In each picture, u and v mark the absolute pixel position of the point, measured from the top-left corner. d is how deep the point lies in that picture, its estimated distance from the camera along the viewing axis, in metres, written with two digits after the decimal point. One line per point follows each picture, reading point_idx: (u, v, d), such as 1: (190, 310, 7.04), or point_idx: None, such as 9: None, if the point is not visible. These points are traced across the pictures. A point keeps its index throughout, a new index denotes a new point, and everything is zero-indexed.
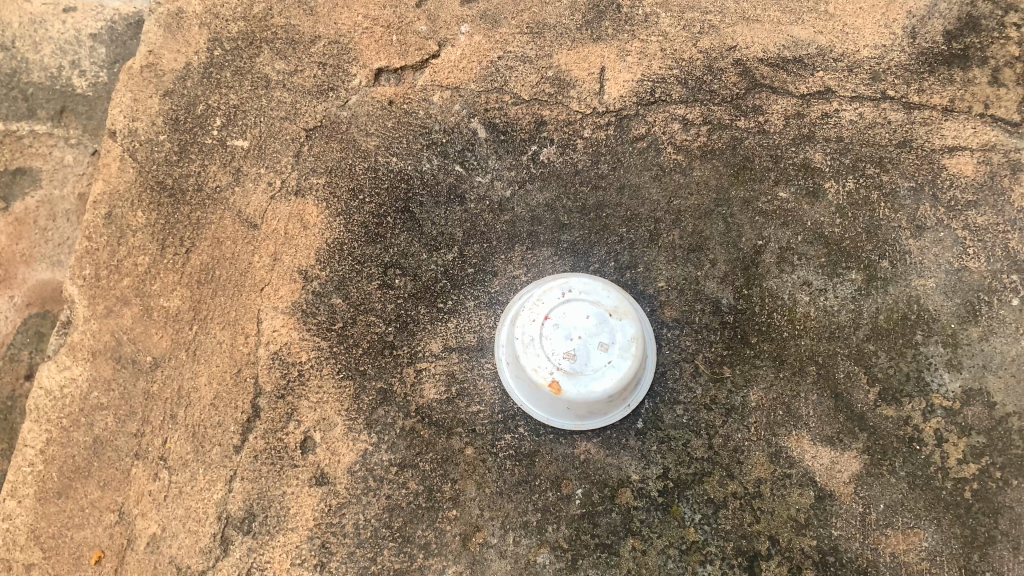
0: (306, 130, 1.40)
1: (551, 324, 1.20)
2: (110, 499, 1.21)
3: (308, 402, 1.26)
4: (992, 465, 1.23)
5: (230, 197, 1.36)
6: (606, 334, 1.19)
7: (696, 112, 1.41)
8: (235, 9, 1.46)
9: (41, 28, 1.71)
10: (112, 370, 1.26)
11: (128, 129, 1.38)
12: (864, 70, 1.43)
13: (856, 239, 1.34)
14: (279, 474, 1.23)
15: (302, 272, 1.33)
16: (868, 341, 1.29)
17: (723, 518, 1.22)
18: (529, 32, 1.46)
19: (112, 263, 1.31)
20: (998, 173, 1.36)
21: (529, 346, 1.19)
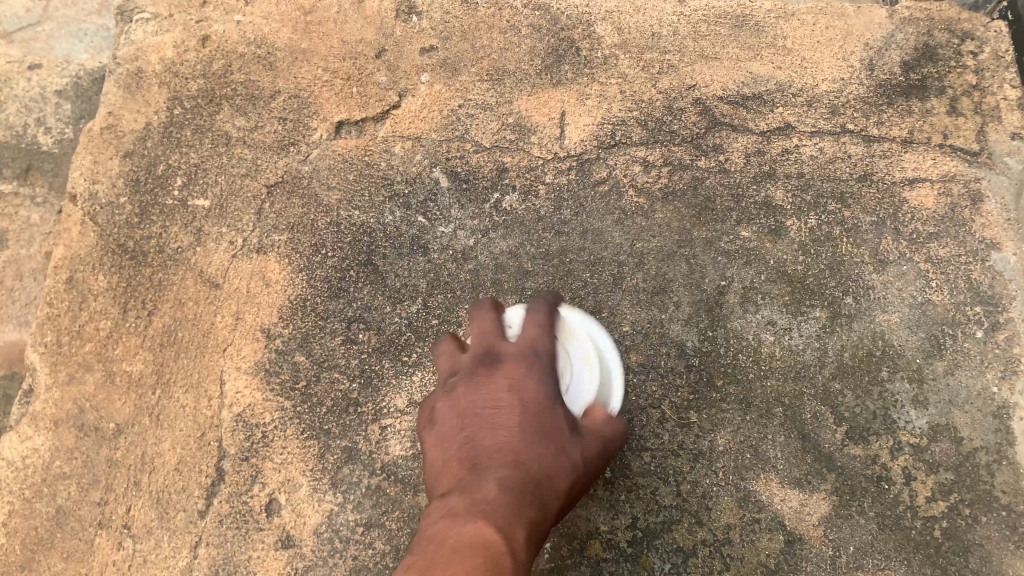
0: (267, 186, 1.41)
1: None
2: (74, 571, 1.20)
3: (272, 463, 1.24)
4: (961, 502, 1.21)
5: (192, 257, 1.36)
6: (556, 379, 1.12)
7: (656, 154, 1.41)
8: (194, 67, 1.49)
9: (7, 87, 1.77)
10: (75, 439, 1.26)
11: (89, 191, 1.41)
12: (823, 104, 1.44)
13: (819, 276, 1.33)
14: (244, 538, 1.21)
15: (266, 331, 1.32)
16: (834, 380, 1.28)
17: (693, 566, 1.20)
18: (488, 79, 1.47)
19: (75, 328, 1.32)
20: (959, 204, 1.37)
21: None
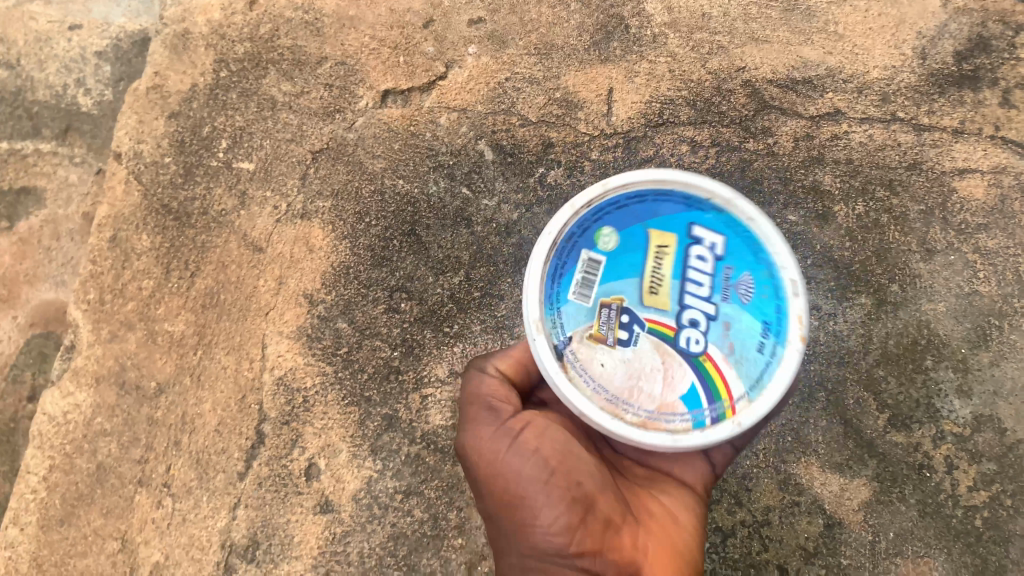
0: (312, 152, 1.40)
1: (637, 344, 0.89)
2: (113, 527, 1.24)
3: (313, 428, 1.26)
4: (1003, 493, 1.21)
5: (236, 220, 1.37)
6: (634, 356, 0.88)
7: (704, 134, 1.39)
8: (242, 30, 1.48)
9: (47, 47, 1.67)
10: (116, 396, 1.29)
11: (134, 151, 1.42)
12: (874, 91, 1.41)
13: (865, 262, 1.32)
14: (283, 501, 1.23)
15: (308, 296, 1.33)
16: (878, 366, 1.27)
17: (731, 546, 1.21)
18: (536, 53, 1.46)
19: (117, 287, 1.35)
20: (1009, 196, 1.34)
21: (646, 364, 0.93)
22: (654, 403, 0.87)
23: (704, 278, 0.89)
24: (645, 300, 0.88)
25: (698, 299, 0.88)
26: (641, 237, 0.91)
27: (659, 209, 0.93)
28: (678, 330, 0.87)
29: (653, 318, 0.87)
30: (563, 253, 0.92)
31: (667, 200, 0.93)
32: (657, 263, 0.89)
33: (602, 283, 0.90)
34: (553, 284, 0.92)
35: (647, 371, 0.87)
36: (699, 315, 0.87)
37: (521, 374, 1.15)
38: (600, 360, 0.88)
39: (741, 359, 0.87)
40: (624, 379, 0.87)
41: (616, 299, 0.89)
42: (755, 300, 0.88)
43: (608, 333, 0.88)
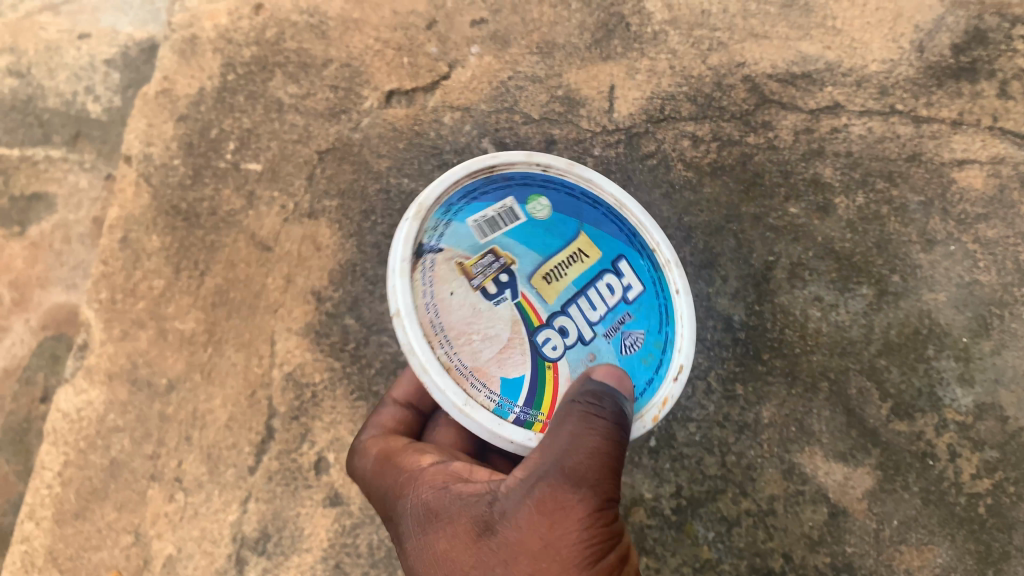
0: (319, 153, 1.43)
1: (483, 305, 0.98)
2: (127, 521, 1.28)
3: (322, 422, 1.31)
4: (1006, 480, 1.22)
5: (244, 220, 1.39)
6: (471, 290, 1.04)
7: (705, 129, 1.41)
8: (248, 35, 1.49)
9: (56, 56, 1.68)
10: (128, 393, 1.32)
11: (144, 154, 1.44)
12: (872, 85, 1.41)
13: (867, 253, 1.33)
14: (293, 495, 1.29)
15: (316, 293, 1.36)
16: (880, 356, 1.28)
17: (736, 535, 1.23)
18: (538, 52, 1.47)
19: (129, 286, 1.36)
20: (1008, 186, 1.35)
21: None
22: (489, 360, 0.96)
23: (597, 304, 1.03)
24: (554, 284, 1.01)
25: (591, 318, 1.02)
26: (601, 238, 1.07)
27: (623, 244, 1.09)
28: (546, 326, 0.99)
29: (528, 298, 0.99)
30: (478, 195, 1.04)
31: (631, 247, 1.09)
32: (592, 277, 1.04)
33: (502, 235, 1.01)
34: (463, 199, 1.03)
35: (496, 336, 0.97)
36: (579, 329, 1.01)
37: (563, 476, 0.85)
38: (452, 287, 0.97)
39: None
40: (461, 321, 0.96)
41: (500, 252, 1.00)
42: (631, 361, 1.03)
43: (490, 272, 0.99)
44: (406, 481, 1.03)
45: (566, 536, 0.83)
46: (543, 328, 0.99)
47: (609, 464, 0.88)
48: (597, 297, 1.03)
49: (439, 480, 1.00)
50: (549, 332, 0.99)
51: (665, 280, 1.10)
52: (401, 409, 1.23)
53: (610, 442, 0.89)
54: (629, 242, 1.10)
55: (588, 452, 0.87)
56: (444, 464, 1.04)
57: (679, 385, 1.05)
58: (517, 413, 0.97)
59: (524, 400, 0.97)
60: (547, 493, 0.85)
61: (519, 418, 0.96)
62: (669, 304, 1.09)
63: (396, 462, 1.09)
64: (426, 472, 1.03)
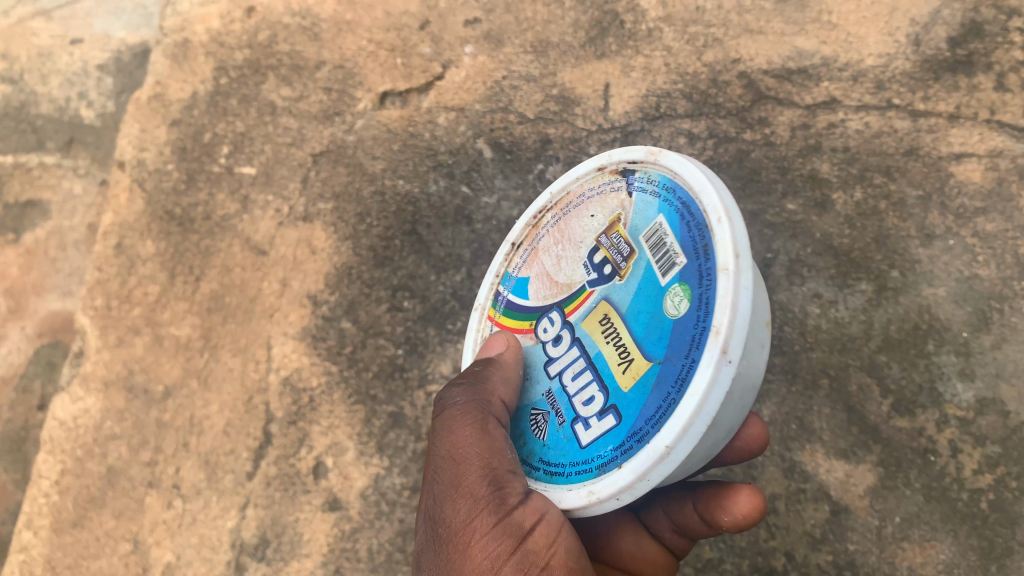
0: (313, 155, 1.44)
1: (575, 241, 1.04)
2: (125, 529, 1.29)
3: (320, 427, 1.30)
4: (1008, 475, 1.18)
5: (239, 224, 1.41)
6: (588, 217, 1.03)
7: (701, 126, 1.40)
8: (240, 38, 1.52)
9: (49, 61, 1.68)
10: (125, 400, 1.34)
11: (136, 159, 1.48)
12: (869, 79, 1.38)
13: (865, 249, 1.30)
14: (291, 500, 1.28)
15: (311, 296, 1.36)
16: (880, 352, 1.26)
17: (738, 534, 1.25)
18: (533, 52, 1.46)
19: (124, 293, 1.40)
20: (1006, 179, 1.30)
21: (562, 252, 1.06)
22: (528, 253, 1.13)
23: (581, 381, 0.94)
24: (597, 289, 0.96)
25: (573, 358, 0.96)
26: (670, 313, 0.85)
27: (658, 365, 0.84)
28: (564, 324, 0.99)
29: (583, 301, 0.97)
30: (696, 248, 0.85)
31: (669, 375, 0.82)
32: (606, 341, 0.92)
33: (642, 258, 0.91)
34: (694, 227, 0.86)
35: (545, 246, 1.09)
36: (565, 344, 0.98)
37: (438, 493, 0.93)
38: (592, 212, 1.03)
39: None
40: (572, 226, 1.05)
41: (620, 220, 0.98)
42: (531, 434, 0.99)
43: (604, 238, 0.98)
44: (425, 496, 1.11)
45: (460, 547, 0.87)
46: (552, 300, 1.03)
47: (464, 457, 0.93)
48: (592, 364, 0.93)
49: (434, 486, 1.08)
50: (548, 313, 1.03)
51: (610, 466, 0.86)
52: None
53: (471, 428, 0.94)
54: (670, 371, 0.82)
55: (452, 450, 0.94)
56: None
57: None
58: (501, 294, 1.15)
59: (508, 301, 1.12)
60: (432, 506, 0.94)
61: (497, 296, 1.15)
62: (595, 478, 0.88)
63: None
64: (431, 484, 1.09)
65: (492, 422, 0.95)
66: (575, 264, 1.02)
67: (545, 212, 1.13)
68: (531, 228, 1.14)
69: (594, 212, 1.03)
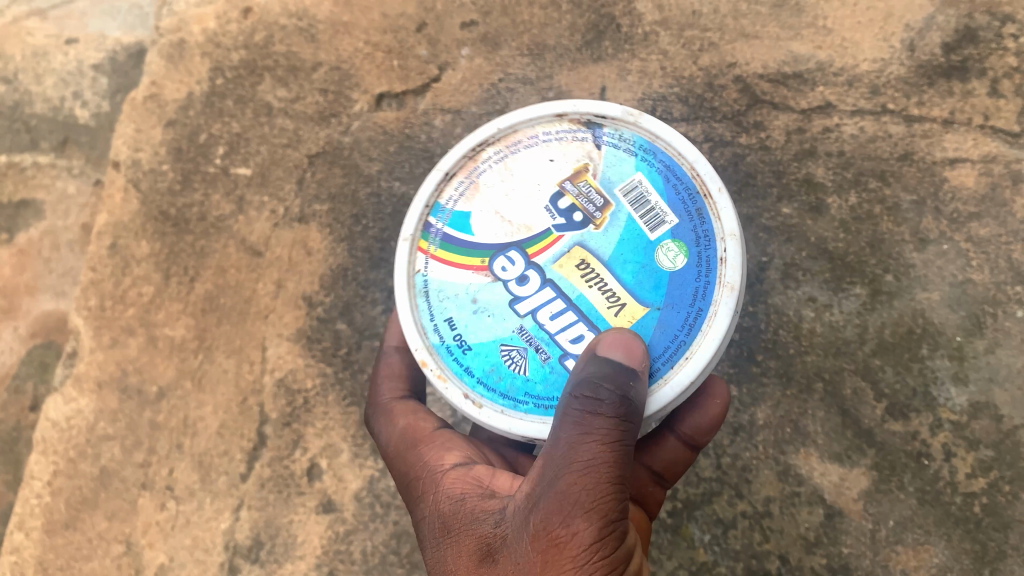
0: (309, 156, 1.44)
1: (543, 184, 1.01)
2: (118, 530, 1.29)
3: (314, 428, 1.30)
4: (1002, 479, 1.19)
5: (234, 225, 1.41)
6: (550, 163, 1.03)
7: (697, 130, 1.40)
8: (236, 39, 1.52)
9: (44, 61, 1.67)
10: (118, 401, 1.34)
11: (131, 160, 1.47)
12: (864, 84, 1.39)
13: (860, 254, 1.31)
14: (286, 502, 1.27)
15: (306, 298, 1.36)
16: (874, 356, 1.26)
17: (732, 537, 1.23)
18: (529, 54, 1.46)
19: (117, 293, 1.39)
20: (1000, 184, 1.32)
21: (518, 194, 1.01)
22: (465, 185, 1.05)
23: (563, 320, 0.94)
24: (569, 233, 0.98)
25: (547, 297, 0.96)
26: (664, 265, 0.96)
27: (660, 311, 0.94)
28: (529, 260, 0.97)
29: (557, 241, 0.98)
30: (689, 211, 0.98)
31: (672, 319, 0.94)
32: (589, 285, 0.95)
33: (620, 209, 0.99)
34: (683, 190, 1.00)
35: (490, 181, 1.03)
36: (535, 282, 0.96)
37: (558, 509, 0.84)
38: (550, 155, 1.03)
39: (445, 303, 0.99)
40: (529, 165, 1.03)
41: (585, 171, 1.02)
42: (505, 370, 0.95)
43: (568, 184, 1.01)
44: (427, 489, 1.03)
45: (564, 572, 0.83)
46: (508, 239, 0.99)
47: (602, 480, 0.85)
48: (575, 304, 0.95)
49: (456, 489, 1.00)
50: (503, 251, 0.99)
51: None
52: (404, 402, 1.17)
53: (612, 452, 0.86)
54: (675, 316, 0.94)
55: (583, 471, 0.84)
56: (466, 467, 1.04)
57: (497, 421, 0.94)
58: (434, 226, 1.03)
59: (448, 234, 1.02)
60: (546, 516, 0.85)
61: (428, 228, 1.04)
62: None
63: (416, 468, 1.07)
64: (444, 476, 1.03)
65: (628, 442, 0.87)
66: (534, 205, 1.00)
67: (484, 146, 1.06)
68: (467, 158, 1.06)
69: (551, 156, 1.03)
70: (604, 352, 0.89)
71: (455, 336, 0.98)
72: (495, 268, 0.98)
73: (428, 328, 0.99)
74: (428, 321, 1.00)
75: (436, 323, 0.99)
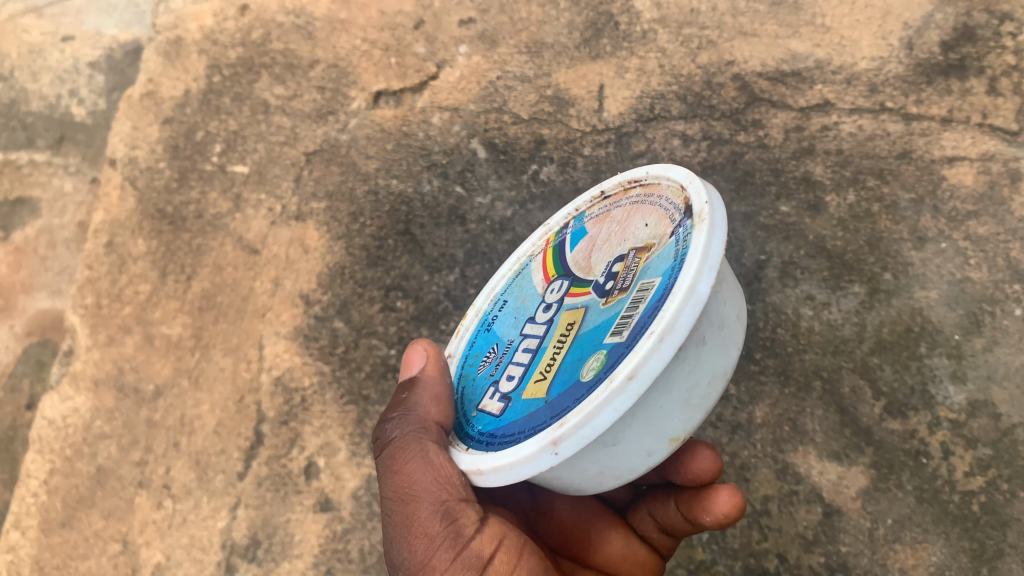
0: (306, 154, 1.44)
1: (619, 245, 0.97)
2: (115, 529, 1.28)
3: (311, 427, 1.29)
4: (1000, 477, 1.18)
5: (231, 223, 1.41)
6: (641, 229, 0.95)
7: (696, 128, 1.39)
8: (233, 36, 1.53)
9: (40, 59, 1.67)
10: (115, 399, 1.33)
11: (129, 158, 1.48)
12: (863, 82, 1.39)
13: (858, 252, 1.30)
14: (283, 500, 1.27)
15: (304, 296, 1.36)
16: (873, 355, 1.25)
17: (730, 536, 1.22)
18: (527, 52, 1.46)
19: (114, 291, 1.39)
20: (999, 183, 1.31)
21: (607, 242, 1.00)
22: (604, 209, 1.05)
23: (520, 359, 0.96)
24: (590, 295, 0.94)
25: (536, 334, 0.97)
26: (589, 367, 0.84)
27: (548, 401, 0.86)
28: (557, 302, 0.99)
29: (576, 297, 0.96)
30: (632, 337, 0.79)
31: (550, 409, 0.85)
32: (555, 343, 0.93)
33: (621, 298, 0.87)
34: (649, 315, 0.79)
35: (614, 217, 1.02)
36: (547, 317, 0.98)
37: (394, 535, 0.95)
38: (647, 224, 0.95)
39: (514, 292, 1.09)
40: (633, 228, 0.97)
41: (653, 248, 0.90)
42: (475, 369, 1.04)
43: (633, 255, 0.93)
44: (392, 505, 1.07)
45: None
46: (572, 272, 1.01)
47: (412, 495, 0.93)
48: (538, 352, 0.94)
49: None
50: (563, 278, 1.01)
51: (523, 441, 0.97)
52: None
53: (416, 463, 0.94)
54: (551, 408, 0.85)
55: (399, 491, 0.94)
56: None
57: None
58: (567, 226, 1.10)
59: (562, 245, 1.07)
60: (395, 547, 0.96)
61: (565, 225, 1.10)
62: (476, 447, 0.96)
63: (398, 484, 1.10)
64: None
65: (430, 440, 0.95)
66: (605, 258, 0.98)
67: (635, 183, 1.01)
68: (622, 188, 1.04)
69: (649, 223, 0.95)
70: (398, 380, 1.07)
71: (490, 318, 1.09)
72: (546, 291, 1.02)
73: (494, 297, 1.11)
74: (497, 295, 1.11)
75: (497, 302, 1.10)
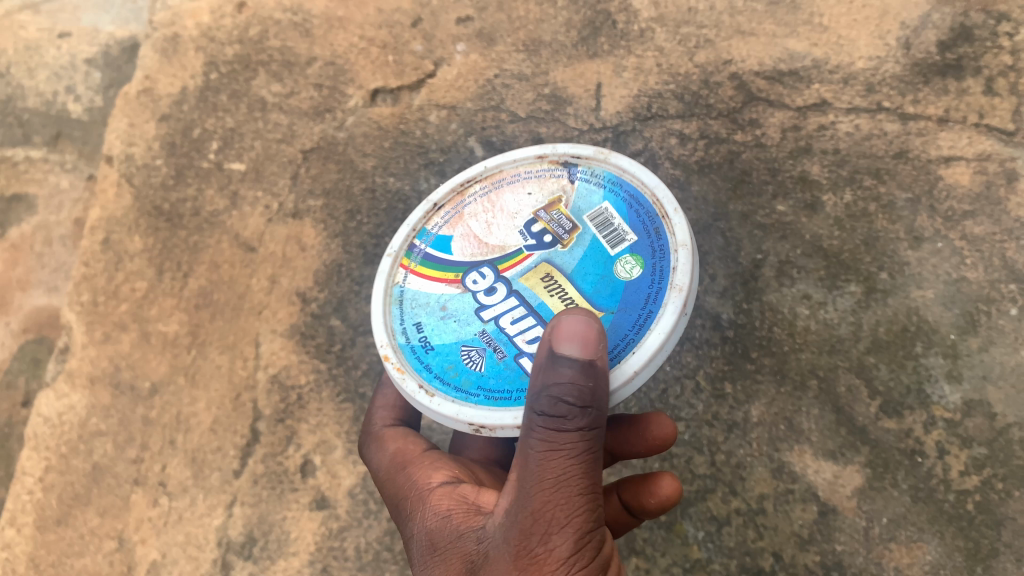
0: (303, 152, 1.45)
1: (518, 218, 1.03)
2: (110, 527, 1.28)
3: (307, 425, 1.29)
4: (994, 477, 1.16)
5: (228, 220, 1.41)
6: (521, 200, 1.05)
7: (692, 126, 1.40)
8: (231, 33, 1.55)
9: (37, 55, 1.67)
10: (111, 397, 1.33)
11: (125, 155, 1.49)
12: (859, 81, 1.39)
13: (854, 251, 1.30)
14: (279, 498, 1.26)
15: (300, 294, 1.35)
16: (868, 354, 1.25)
17: (725, 534, 1.23)
18: (524, 50, 1.47)
19: (110, 289, 1.40)
20: (995, 182, 1.30)
21: (498, 222, 1.04)
22: (451, 214, 1.09)
23: (524, 325, 0.94)
24: (537, 252, 0.98)
25: (510, 305, 0.95)
26: (622, 275, 0.94)
27: (614, 315, 0.92)
28: (499, 276, 0.98)
29: (525, 263, 0.98)
30: (647, 229, 0.97)
31: (623, 321, 0.91)
32: (551, 294, 0.95)
33: (587, 232, 0.99)
34: (643, 215, 0.99)
35: (473, 212, 1.07)
36: (501, 294, 0.97)
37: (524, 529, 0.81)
38: (527, 191, 1.06)
39: (416, 309, 1.01)
40: (514, 200, 1.06)
41: (560, 201, 1.03)
42: (461, 366, 0.95)
43: (543, 213, 1.03)
44: (412, 504, 0.98)
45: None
46: (481, 258, 1.01)
47: (573, 494, 0.80)
48: (537, 311, 0.94)
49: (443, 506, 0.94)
50: (477, 267, 1.00)
51: None
52: (395, 428, 1.13)
53: (583, 462, 0.81)
54: (627, 317, 0.92)
55: (557, 493, 0.80)
56: (453, 484, 0.97)
57: (445, 407, 0.93)
58: (416, 247, 1.07)
59: (426, 254, 1.06)
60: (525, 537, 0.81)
61: (411, 248, 1.07)
62: None
63: (403, 489, 1.01)
64: (432, 493, 0.97)
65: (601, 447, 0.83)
66: (509, 231, 1.02)
67: (472, 181, 1.10)
68: (455, 193, 1.10)
69: (528, 191, 1.06)
70: (551, 351, 0.80)
71: (419, 338, 0.99)
72: (468, 282, 0.99)
73: (397, 329, 1.01)
74: (398, 325, 1.01)
75: (406, 326, 1.00)
